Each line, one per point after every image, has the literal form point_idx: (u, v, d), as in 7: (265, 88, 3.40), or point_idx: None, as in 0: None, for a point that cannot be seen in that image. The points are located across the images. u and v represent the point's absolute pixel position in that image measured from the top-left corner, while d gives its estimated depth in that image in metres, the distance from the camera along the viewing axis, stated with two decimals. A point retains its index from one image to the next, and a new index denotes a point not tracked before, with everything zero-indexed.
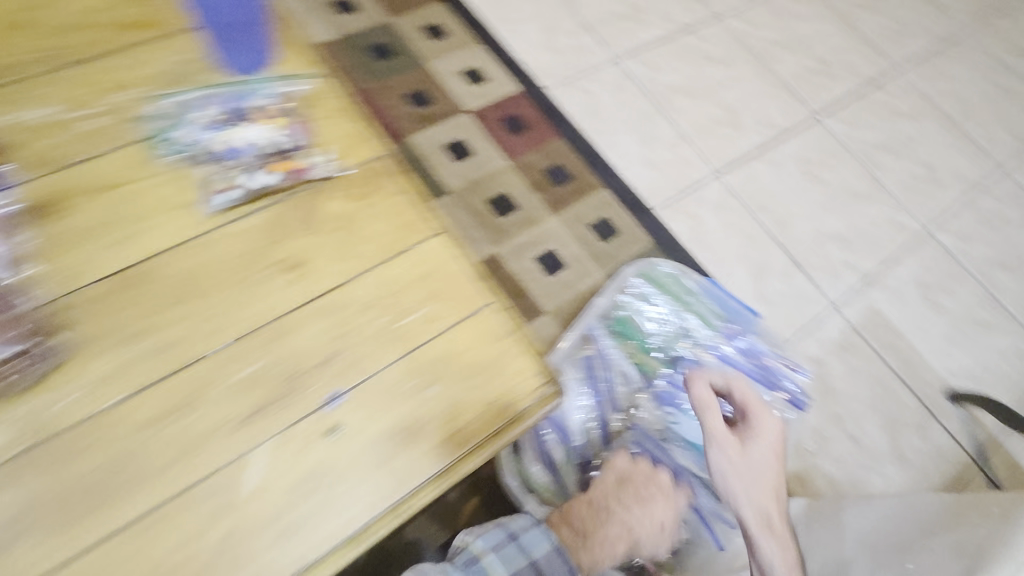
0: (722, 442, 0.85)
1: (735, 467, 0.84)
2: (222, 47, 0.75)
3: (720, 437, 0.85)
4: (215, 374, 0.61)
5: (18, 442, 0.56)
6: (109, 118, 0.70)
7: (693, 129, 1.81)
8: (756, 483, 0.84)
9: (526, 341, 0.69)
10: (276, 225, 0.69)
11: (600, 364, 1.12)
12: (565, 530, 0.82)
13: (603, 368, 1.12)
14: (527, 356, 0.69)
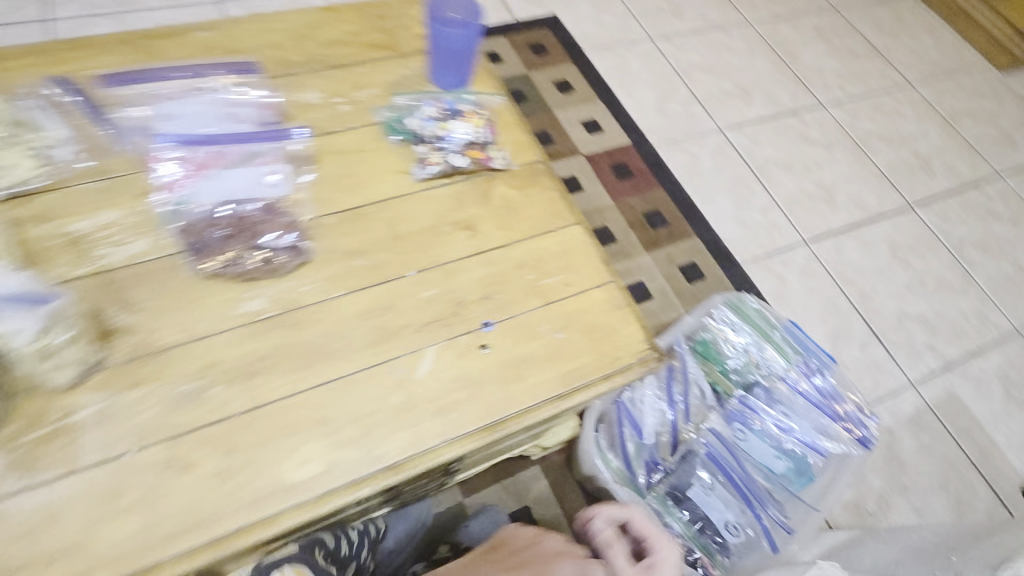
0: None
1: None
2: (435, 70, 1.01)
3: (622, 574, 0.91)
4: (409, 290, 0.82)
5: (274, 306, 0.77)
6: (355, 104, 0.96)
7: (785, 199, 1.96)
8: None
9: (637, 315, 0.86)
10: (462, 195, 0.91)
11: (680, 377, 1.20)
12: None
13: (681, 381, 1.20)
14: (637, 326, 0.85)
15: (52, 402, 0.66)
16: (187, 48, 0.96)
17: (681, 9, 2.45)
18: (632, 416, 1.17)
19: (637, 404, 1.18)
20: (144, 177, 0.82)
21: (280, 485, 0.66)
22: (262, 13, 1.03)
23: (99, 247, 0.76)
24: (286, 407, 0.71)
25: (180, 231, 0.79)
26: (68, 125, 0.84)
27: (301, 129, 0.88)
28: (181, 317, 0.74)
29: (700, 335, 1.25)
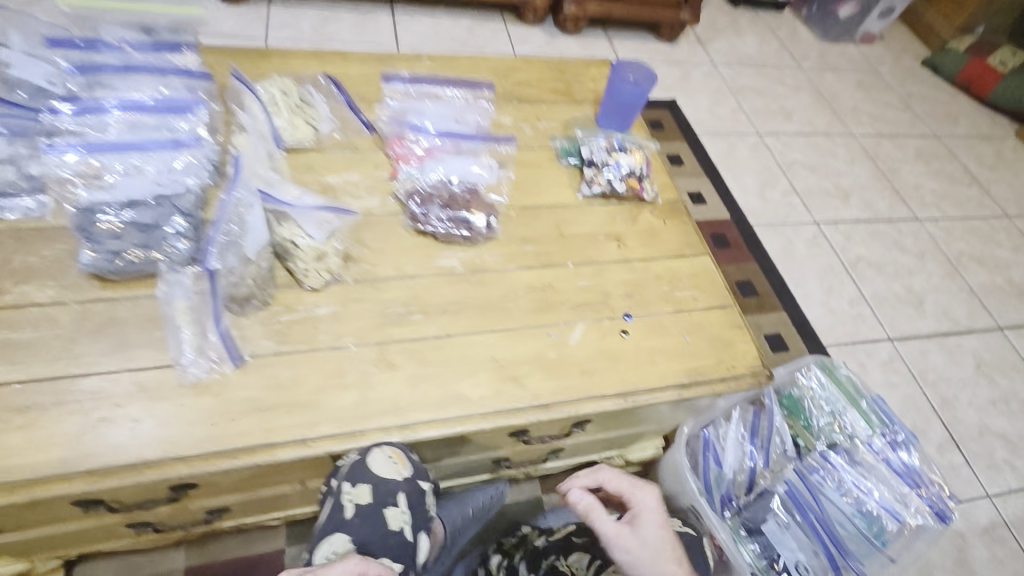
0: (614, 534, 0.87)
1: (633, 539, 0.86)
2: (602, 115, 1.23)
3: (610, 532, 0.87)
4: (568, 277, 0.98)
5: (464, 266, 0.95)
6: (537, 131, 1.19)
7: (873, 297, 2.05)
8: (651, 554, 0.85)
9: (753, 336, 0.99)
10: (617, 214, 1.09)
11: (766, 421, 1.29)
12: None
13: (766, 427, 1.29)
14: (753, 345, 0.98)
15: (302, 296, 0.85)
16: (419, 69, 1.23)
17: (789, 114, 2.67)
18: (716, 446, 1.27)
19: (722, 436, 1.27)
20: (381, 154, 1.05)
21: (460, 398, 0.81)
22: (475, 54, 1.31)
23: (343, 195, 0.98)
24: (468, 342, 0.87)
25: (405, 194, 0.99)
26: (330, 104, 1.09)
27: (512, 139, 1.12)
28: (398, 259, 0.93)
29: (790, 388, 1.34)
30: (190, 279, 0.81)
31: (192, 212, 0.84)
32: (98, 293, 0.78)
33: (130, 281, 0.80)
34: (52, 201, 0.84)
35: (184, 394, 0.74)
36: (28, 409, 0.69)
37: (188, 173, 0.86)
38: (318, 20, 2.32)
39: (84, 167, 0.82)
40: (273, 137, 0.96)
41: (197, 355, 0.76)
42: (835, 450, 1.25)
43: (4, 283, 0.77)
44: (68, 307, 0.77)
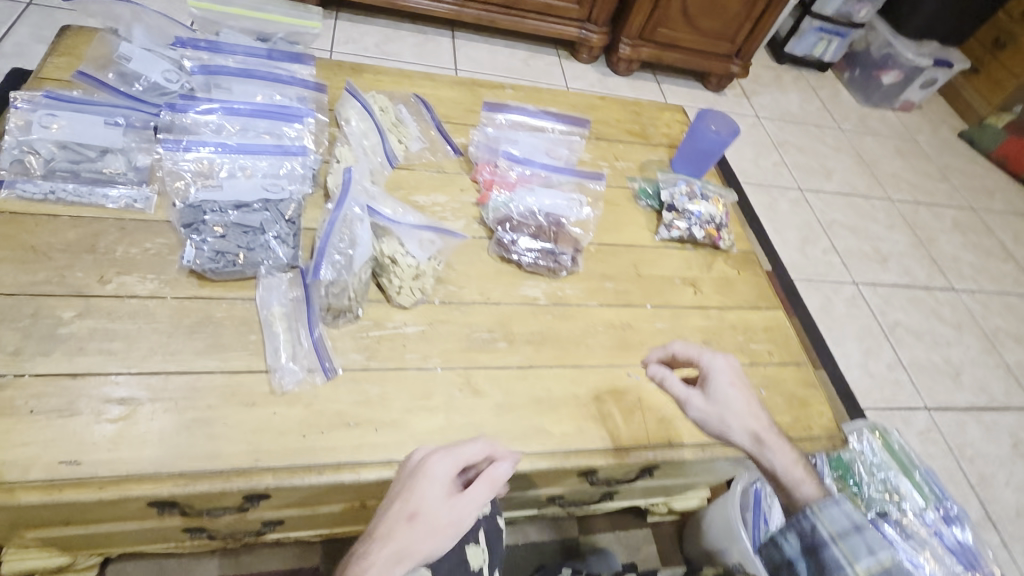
0: (687, 398, 0.82)
1: (708, 406, 0.80)
2: (677, 160, 1.24)
3: (682, 397, 0.82)
4: (647, 318, 0.97)
5: (546, 297, 0.94)
6: (615, 170, 1.19)
7: (911, 363, 2.04)
8: (726, 418, 0.78)
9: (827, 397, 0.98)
10: (693, 259, 1.09)
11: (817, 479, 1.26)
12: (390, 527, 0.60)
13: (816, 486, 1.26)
14: (827, 405, 0.97)
15: (391, 313, 0.84)
16: (502, 98, 1.24)
17: (830, 173, 2.71)
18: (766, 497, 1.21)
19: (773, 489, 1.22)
20: (467, 177, 1.06)
21: (543, 432, 0.80)
22: (555, 88, 1.33)
23: (430, 215, 0.98)
24: (550, 375, 0.86)
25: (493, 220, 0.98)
26: (419, 124, 1.10)
27: (603, 176, 1.08)
28: (482, 284, 0.92)
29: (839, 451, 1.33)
30: (287, 284, 0.81)
31: (294, 220, 0.84)
32: (197, 291, 0.78)
33: (226, 282, 0.80)
34: (154, 194, 0.85)
35: (275, 402, 0.73)
36: (123, 403, 0.68)
37: (292, 181, 0.87)
38: (382, 38, 2.34)
39: (194, 165, 0.83)
40: (386, 157, 0.97)
41: (293, 364, 0.76)
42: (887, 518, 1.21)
43: (105, 272, 0.77)
44: (166, 302, 0.77)
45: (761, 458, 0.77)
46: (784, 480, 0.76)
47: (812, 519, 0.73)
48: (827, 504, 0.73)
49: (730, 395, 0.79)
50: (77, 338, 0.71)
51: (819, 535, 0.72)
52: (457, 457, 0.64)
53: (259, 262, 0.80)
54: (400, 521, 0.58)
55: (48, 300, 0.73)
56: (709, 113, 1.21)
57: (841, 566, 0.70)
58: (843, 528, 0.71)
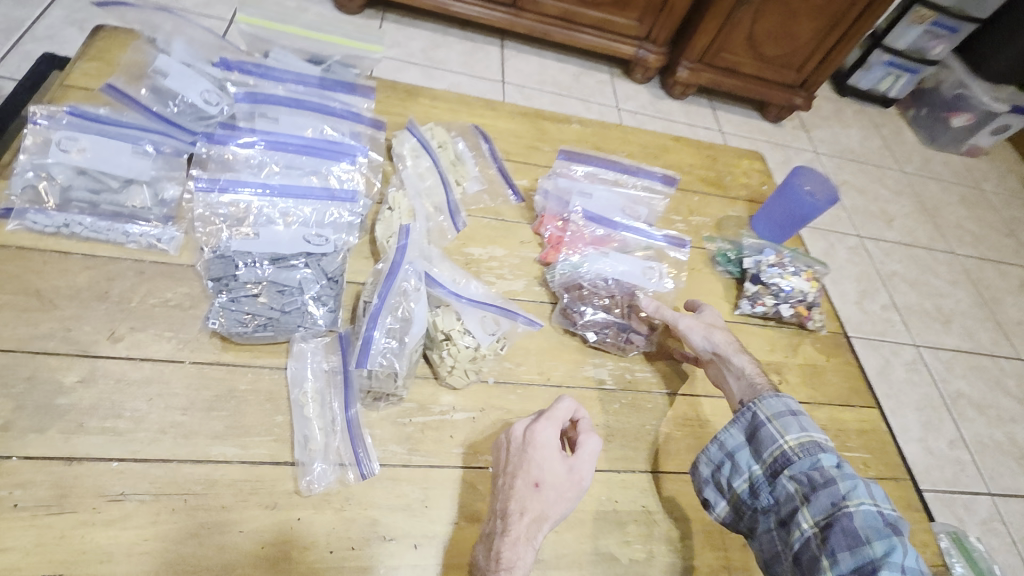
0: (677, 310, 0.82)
1: (699, 318, 0.81)
2: (758, 219, 1.11)
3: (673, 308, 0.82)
4: (725, 411, 0.84)
5: (613, 381, 0.82)
6: (689, 226, 1.07)
7: (975, 441, 1.85)
8: (710, 327, 0.79)
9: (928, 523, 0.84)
10: (776, 341, 0.96)
11: None
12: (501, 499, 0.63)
13: None
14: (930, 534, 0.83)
15: (439, 395, 0.73)
16: (568, 135, 1.12)
17: (891, 220, 2.46)
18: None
19: None
20: (528, 228, 0.94)
21: (608, 555, 0.68)
22: (624, 125, 1.20)
23: (487, 272, 0.86)
24: (615, 481, 0.73)
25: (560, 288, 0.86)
26: (478, 162, 0.99)
27: (686, 241, 0.94)
28: (542, 361, 0.80)
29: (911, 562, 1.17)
30: (322, 353, 0.70)
31: (336, 278, 0.73)
32: (220, 356, 0.67)
33: (254, 346, 0.69)
34: (181, 233, 0.75)
35: (300, 505, 0.61)
36: (121, 499, 0.57)
37: (337, 230, 0.76)
38: (428, 44, 2.18)
39: (229, 208, 0.73)
40: (448, 211, 0.86)
41: (324, 461, 0.64)
42: None
43: (117, 327, 0.66)
44: (184, 367, 0.66)
45: (735, 361, 0.75)
46: (754, 378, 0.73)
47: (753, 405, 0.68)
48: (769, 395, 0.68)
49: (716, 321, 0.82)
50: (78, 411, 0.60)
51: (758, 418, 0.66)
52: (554, 419, 0.66)
53: (293, 328, 0.69)
54: (528, 490, 0.62)
55: (49, 360, 0.62)
56: (804, 171, 1.07)
57: (775, 441, 0.64)
58: (779, 411, 0.66)
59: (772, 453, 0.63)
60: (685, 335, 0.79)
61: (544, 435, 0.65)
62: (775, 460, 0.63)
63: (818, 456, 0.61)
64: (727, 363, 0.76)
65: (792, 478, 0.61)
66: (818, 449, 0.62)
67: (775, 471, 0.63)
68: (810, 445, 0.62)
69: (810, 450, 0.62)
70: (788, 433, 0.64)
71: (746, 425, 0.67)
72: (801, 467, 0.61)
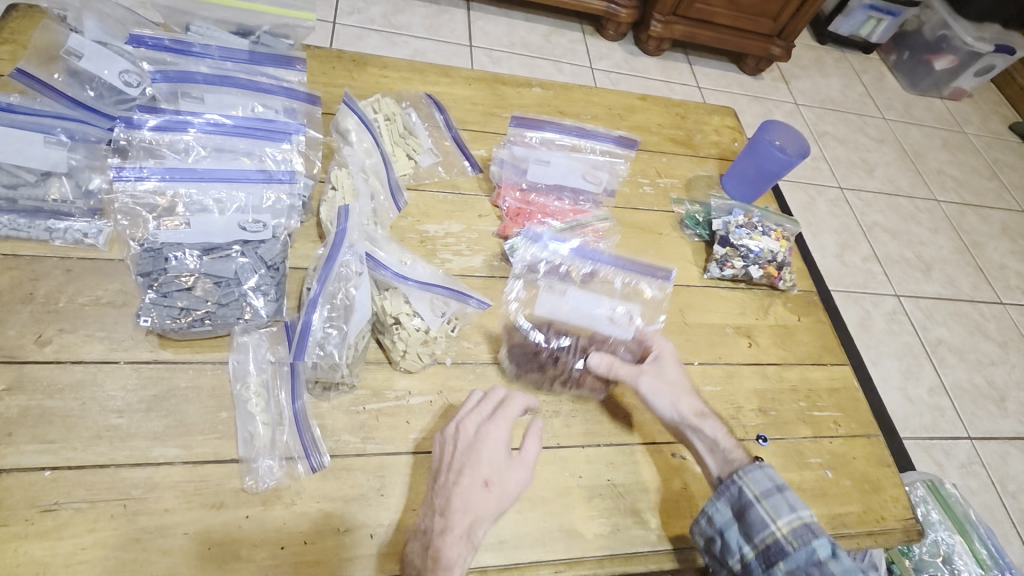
0: (636, 372, 0.72)
1: (661, 378, 0.72)
2: (728, 178, 1.07)
3: (631, 372, 0.72)
4: (693, 378, 0.83)
5: None
6: (657, 189, 1.03)
7: (953, 386, 1.87)
8: (674, 391, 0.71)
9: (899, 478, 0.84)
10: (747, 303, 0.93)
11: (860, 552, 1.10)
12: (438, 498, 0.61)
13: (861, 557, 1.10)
14: (901, 488, 0.83)
15: (393, 379, 0.70)
16: (528, 99, 1.07)
17: (872, 169, 2.43)
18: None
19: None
20: (487, 201, 0.90)
21: (573, 530, 0.67)
22: (588, 85, 1.14)
23: (443, 250, 0.83)
24: (579, 456, 0.72)
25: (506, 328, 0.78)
26: (432, 133, 0.94)
27: (671, 274, 0.84)
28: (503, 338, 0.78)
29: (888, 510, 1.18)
30: (267, 344, 0.67)
31: (276, 265, 0.70)
32: (156, 355, 0.64)
33: (193, 342, 0.66)
34: (109, 227, 0.71)
35: (247, 503, 0.59)
36: (56, 509, 0.54)
37: (276, 215, 0.72)
38: (390, 9, 2.08)
39: (154, 198, 0.68)
40: (389, 190, 0.80)
41: (270, 457, 0.62)
42: None
43: (44, 330, 0.63)
44: (119, 368, 0.63)
45: (706, 433, 0.69)
46: (728, 454, 0.68)
47: (739, 482, 0.66)
48: (751, 467, 0.66)
49: (675, 370, 0.73)
50: (5, 420, 0.57)
51: (746, 499, 0.65)
52: (506, 416, 0.65)
53: (232, 322, 0.66)
54: (475, 491, 0.60)
55: None
56: (774, 126, 1.03)
57: (767, 526, 0.63)
58: (767, 489, 0.64)
59: (764, 539, 0.63)
60: (649, 404, 0.71)
61: (496, 434, 0.63)
62: (767, 547, 0.63)
63: (813, 545, 0.61)
64: (699, 433, 0.70)
65: (789, 572, 0.61)
66: (810, 535, 0.62)
67: (770, 560, 0.62)
68: (802, 530, 0.62)
69: (804, 538, 0.61)
70: (780, 517, 0.63)
71: (733, 501, 0.66)
72: (796, 559, 0.61)
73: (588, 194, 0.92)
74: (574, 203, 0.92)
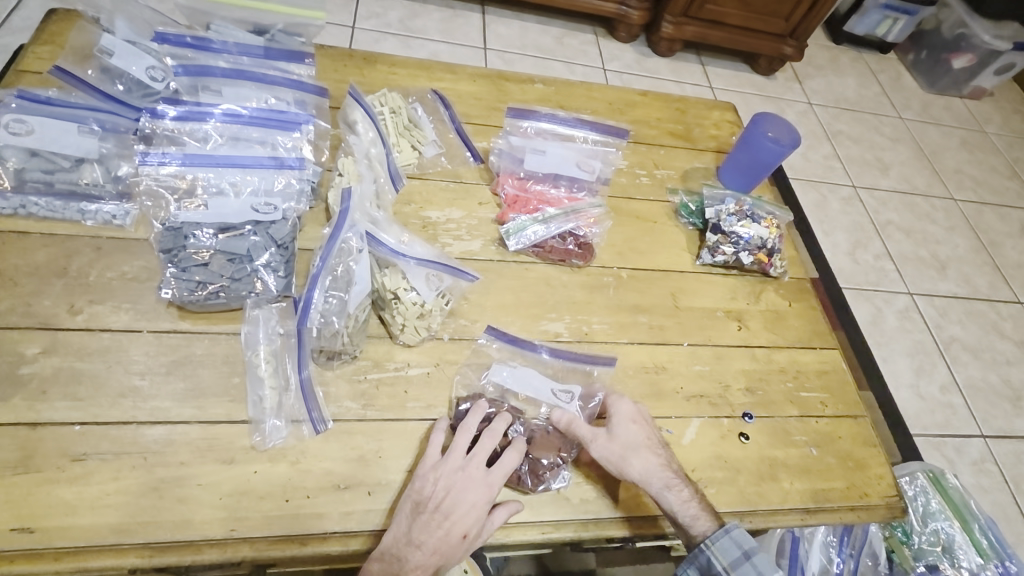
0: (591, 436, 0.72)
1: (617, 442, 0.71)
2: (725, 169, 1.10)
3: (587, 434, 0.72)
4: (682, 359, 0.86)
5: (569, 335, 0.83)
6: (653, 180, 1.06)
7: (967, 385, 1.85)
8: (630, 459, 0.70)
9: (885, 458, 0.86)
10: (739, 289, 0.96)
11: (860, 534, 1.09)
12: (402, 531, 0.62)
13: (860, 539, 1.09)
14: (886, 467, 0.85)
15: (393, 352, 0.75)
16: (530, 94, 1.11)
17: (887, 168, 2.41)
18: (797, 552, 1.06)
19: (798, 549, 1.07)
20: (486, 190, 0.94)
21: (559, 495, 0.71)
22: (589, 82, 1.18)
23: (443, 234, 0.87)
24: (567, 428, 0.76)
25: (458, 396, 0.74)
26: (436, 126, 0.98)
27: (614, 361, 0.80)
28: (499, 317, 0.82)
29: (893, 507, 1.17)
30: (277, 318, 0.72)
31: (286, 243, 0.75)
32: (176, 325, 0.70)
33: (209, 314, 0.71)
34: (135, 209, 0.77)
35: (256, 459, 0.64)
36: (84, 459, 0.60)
37: (287, 199, 0.77)
38: (406, 13, 2.15)
39: (176, 181, 0.74)
40: (390, 177, 0.85)
41: (277, 418, 0.67)
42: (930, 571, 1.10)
43: (76, 301, 0.69)
44: (142, 336, 0.68)
45: (664, 500, 0.69)
46: (682, 522, 0.69)
47: (707, 553, 0.69)
48: (720, 535, 0.69)
49: (632, 434, 0.72)
50: (40, 380, 0.63)
51: (716, 568, 0.70)
52: (499, 478, 0.67)
53: (244, 295, 0.71)
54: (453, 540, 0.63)
55: (11, 333, 0.65)
56: (767, 119, 1.05)
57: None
58: (735, 559, 0.69)
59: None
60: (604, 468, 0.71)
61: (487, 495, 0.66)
62: None
63: None
64: (660, 500, 0.70)
65: None
66: None
67: None
68: None
69: None
70: None
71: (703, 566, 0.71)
72: None
73: (583, 183, 0.96)
74: (570, 191, 0.95)
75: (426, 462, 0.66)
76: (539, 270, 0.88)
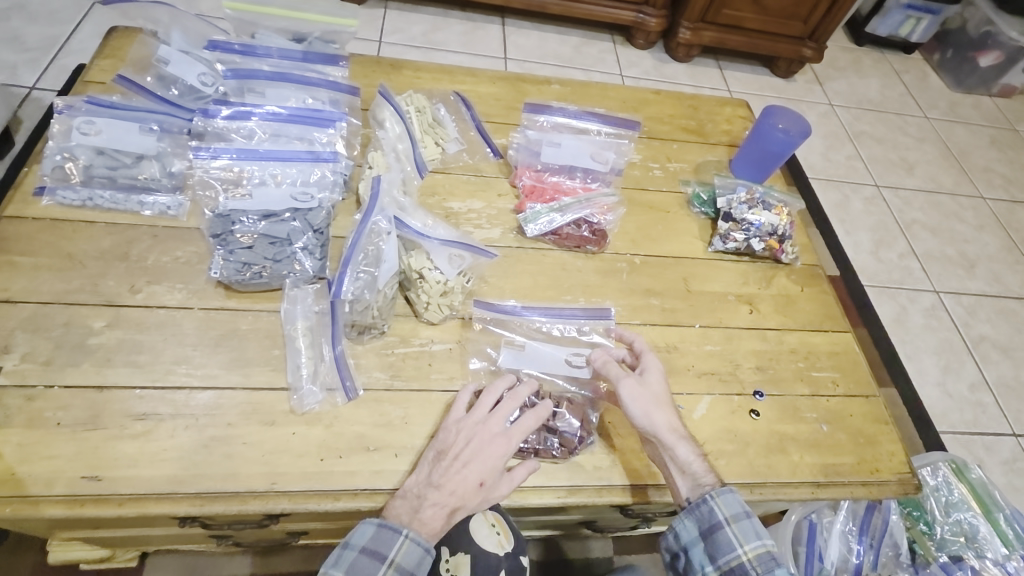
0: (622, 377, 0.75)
1: (645, 393, 0.74)
2: (737, 161, 1.13)
3: (617, 374, 0.75)
4: (694, 339, 0.89)
5: None
6: (666, 172, 1.10)
7: (998, 383, 1.82)
8: (652, 409, 0.73)
9: (897, 436, 0.87)
10: (751, 275, 0.99)
11: (881, 520, 1.07)
12: (427, 475, 0.67)
13: (880, 529, 1.07)
14: (899, 445, 0.86)
15: (418, 329, 0.80)
16: (547, 95, 1.16)
17: (912, 167, 2.39)
18: (818, 534, 1.06)
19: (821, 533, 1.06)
20: (505, 183, 1.00)
21: (572, 462, 0.75)
22: (604, 82, 1.23)
23: (466, 223, 0.93)
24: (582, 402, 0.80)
25: (483, 370, 0.80)
26: (458, 124, 1.05)
27: (609, 312, 0.85)
28: (518, 298, 0.87)
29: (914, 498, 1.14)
30: (312, 298, 0.79)
31: (322, 229, 0.82)
32: (223, 303, 0.77)
33: (253, 294, 0.78)
34: (187, 201, 0.85)
35: (294, 422, 0.70)
36: (144, 418, 0.67)
37: (322, 189, 0.85)
38: (429, 28, 2.24)
39: (224, 173, 0.82)
40: (416, 165, 0.93)
41: (313, 384, 0.73)
42: (951, 559, 1.07)
43: (136, 281, 0.77)
44: (193, 312, 0.76)
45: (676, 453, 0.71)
46: (688, 475, 0.71)
47: (709, 503, 0.68)
48: (724, 489, 0.69)
49: (656, 391, 0.74)
50: (105, 349, 0.71)
51: (716, 519, 0.68)
52: (519, 433, 0.69)
53: (284, 275, 0.78)
54: (470, 488, 0.65)
55: (81, 309, 0.73)
56: (775, 111, 1.10)
57: (732, 549, 0.66)
58: (737, 513, 0.68)
59: (729, 561, 0.66)
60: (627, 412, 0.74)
61: (503, 448, 0.68)
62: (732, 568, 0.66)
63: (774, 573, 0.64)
64: (671, 453, 0.72)
65: None
66: (774, 563, 0.65)
67: None
68: (767, 558, 0.65)
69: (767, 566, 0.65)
70: (744, 541, 0.66)
71: (702, 522, 0.69)
72: None
73: (597, 174, 1.01)
74: (585, 182, 1.01)
75: (450, 417, 0.71)
76: (555, 255, 0.93)
